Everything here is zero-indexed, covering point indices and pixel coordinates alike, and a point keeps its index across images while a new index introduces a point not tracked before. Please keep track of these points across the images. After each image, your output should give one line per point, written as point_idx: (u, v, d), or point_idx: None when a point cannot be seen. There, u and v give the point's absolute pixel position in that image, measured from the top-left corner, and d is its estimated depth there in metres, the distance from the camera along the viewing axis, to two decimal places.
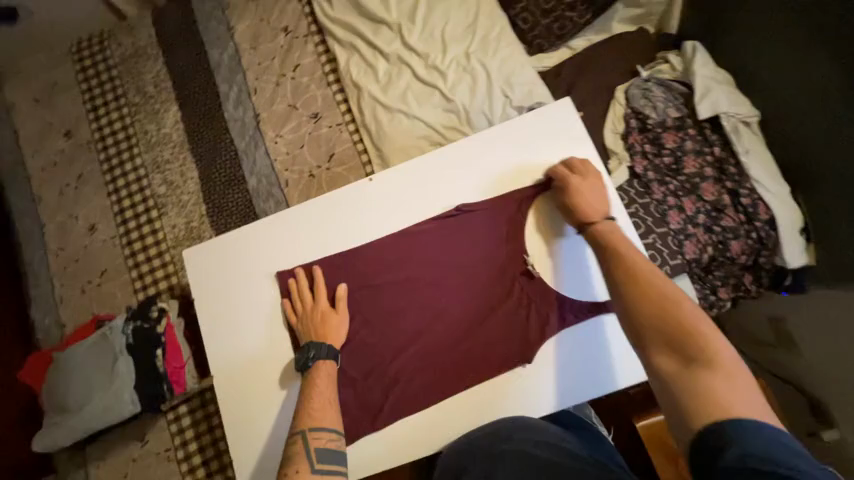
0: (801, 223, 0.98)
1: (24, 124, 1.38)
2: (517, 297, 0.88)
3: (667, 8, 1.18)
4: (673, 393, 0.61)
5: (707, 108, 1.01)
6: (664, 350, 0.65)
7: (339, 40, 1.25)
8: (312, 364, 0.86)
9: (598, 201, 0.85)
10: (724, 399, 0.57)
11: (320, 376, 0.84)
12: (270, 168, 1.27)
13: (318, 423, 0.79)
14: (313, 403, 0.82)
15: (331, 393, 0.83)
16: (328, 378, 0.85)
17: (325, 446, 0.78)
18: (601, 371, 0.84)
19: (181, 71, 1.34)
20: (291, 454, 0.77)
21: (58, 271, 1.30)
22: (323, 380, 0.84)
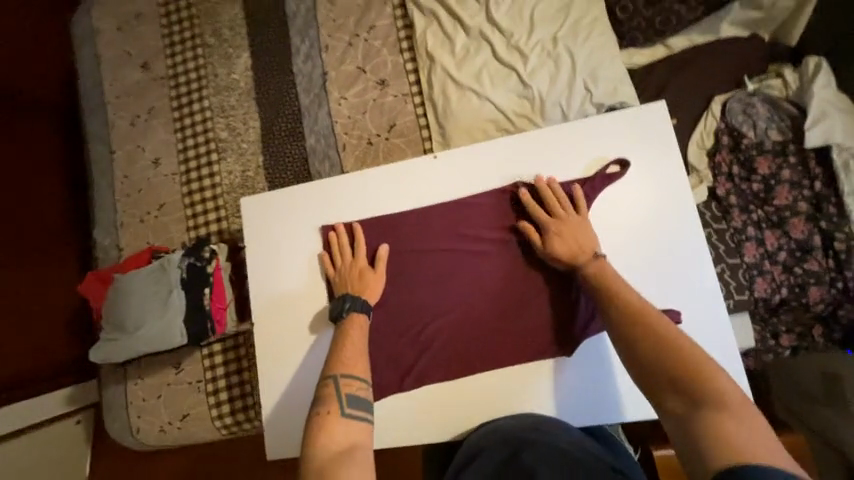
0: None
1: (106, 51, 1.43)
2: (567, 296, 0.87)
3: (791, 14, 1.03)
4: (687, 445, 0.58)
5: (817, 137, 0.89)
6: (670, 391, 0.62)
7: (420, 6, 1.19)
8: (346, 314, 0.86)
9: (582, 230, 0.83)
10: (740, 443, 0.54)
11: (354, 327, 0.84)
12: (330, 129, 1.26)
13: (350, 369, 0.77)
14: (347, 349, 0.80)
15: (363, 343, 0.82)
16: (361, 330, 0.84)
17: (356, 393, 0.74)
18: (604, 403, 0.84)
19: (258, 18, 1.33)
20: (322, 395, 0.74)
21: (121, 197, 1.37)
22: (356, 331, 0.84)
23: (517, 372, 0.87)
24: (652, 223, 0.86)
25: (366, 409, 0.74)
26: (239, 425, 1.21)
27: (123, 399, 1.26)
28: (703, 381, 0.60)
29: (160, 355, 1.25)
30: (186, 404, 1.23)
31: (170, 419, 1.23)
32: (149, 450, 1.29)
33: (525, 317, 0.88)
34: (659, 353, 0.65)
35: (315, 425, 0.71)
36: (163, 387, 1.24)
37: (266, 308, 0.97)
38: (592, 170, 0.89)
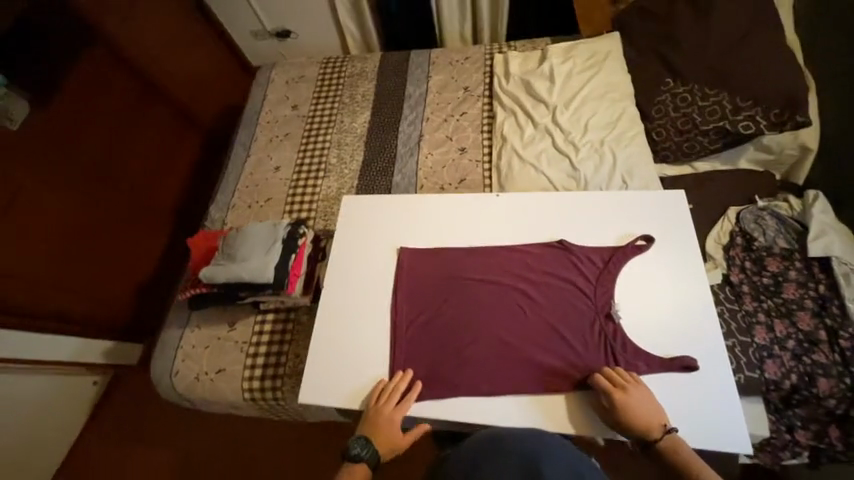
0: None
1: (272, 92, 1.99)
2: (595, 334, 1.01)
3: (799, 160, 1.31)
4: None
5: (819, 248, 1.09)
6: None
7: (504, 105, 1.61)
8: (356, 458, 0.90)
9: (659, 420, 0.87)
10: None
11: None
12: (414, 173, 1.61)
13: None
14: None
15: None
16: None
17: None
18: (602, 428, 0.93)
19: (385, 92, 1.84)
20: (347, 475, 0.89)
21: (241, 187, 1.75)
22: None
23: (541, 400, 0.97)
24: (672, 295, 1.03)
25: None
26: (262, 394, 1.31)
27: (177, 342, 1.43)
28: None
29: (222, 311, 1.44)
30: (225, 360, 1.37)
31: (207, 370, 1.37)
32: (174, 396, 1.40)
33: (554, 348, 1.01)
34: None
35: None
36: (212, 340, 1.40)
37: (341, 281, 1.20)
38: (624, 242, 1.11)
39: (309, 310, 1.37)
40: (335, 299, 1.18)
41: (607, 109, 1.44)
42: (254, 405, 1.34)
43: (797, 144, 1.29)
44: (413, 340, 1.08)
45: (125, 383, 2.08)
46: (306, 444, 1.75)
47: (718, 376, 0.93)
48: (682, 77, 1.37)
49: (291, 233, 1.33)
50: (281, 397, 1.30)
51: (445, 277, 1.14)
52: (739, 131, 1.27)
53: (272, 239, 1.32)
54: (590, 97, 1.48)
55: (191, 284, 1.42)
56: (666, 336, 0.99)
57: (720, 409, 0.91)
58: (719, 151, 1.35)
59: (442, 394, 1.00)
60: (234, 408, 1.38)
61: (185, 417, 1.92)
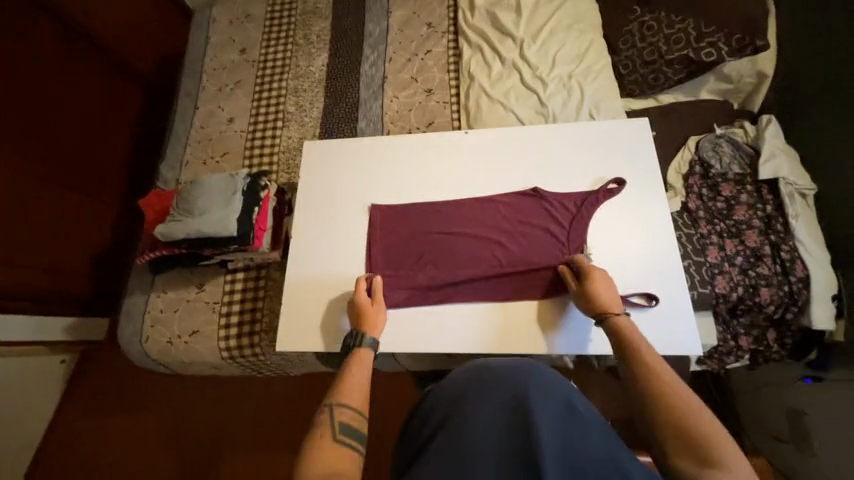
0: (833, 291, 1.08)
1: (215, 35, 1.78)
2: None
3: (754, 88, 1.35)
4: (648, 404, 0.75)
5: (769, 171, 1.16)
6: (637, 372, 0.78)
7: (469, 41, 1.52)
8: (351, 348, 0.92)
9: (615, 302, 0.90)
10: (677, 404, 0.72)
11: (359, 362, 0.88)
12: (380, 118, 1.52)
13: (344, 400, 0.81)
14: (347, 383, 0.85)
15: (362, 378, 0.86)
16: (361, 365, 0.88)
17: (349, 422, 0.79)
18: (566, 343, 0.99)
19: (341, 31, 1.69)
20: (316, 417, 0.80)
21: (193, 142, 1.61)
22: (358, 366, 0.87)
23: (519, 341, 1.00)
24: (642, 234, 1.05)
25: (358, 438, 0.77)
26: (241, 351, 1.29)
27: (143, 307, 1.37)
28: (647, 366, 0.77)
29: (188, 272, 1.37)
30: (198, 322, 1.33)
31: (180, 333, 1.33)
32: (149, 362, 1.37)
33: (529, 294, 1.03)
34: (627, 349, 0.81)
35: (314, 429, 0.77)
36: (182, 303, 1.35)
37: (309, 229, 1.16)
38: (597, 186, 1.11)
39: (281, 264, 1.33)
40: (304, 247, 1.15)
41: (575, 41, 1.39)
42: (234, 363, 1.33)
43: (755, 71, 1.31)
44: (389, 292, 1.06)
45: (95, 358, 2.00)
46: (292, 398, 1.79)
47: (676, 290, 1.00)
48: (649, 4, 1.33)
49: (253, 184, 1.26)
50: (261, 352, 1.29)
51: (421, 234, 1.11)
52: (702, 59, 1.27)
53: (231, 191, 1.23)
54: (558, 28, 1.42)
55: (149, 248, 1.33)
56: (634, 273, 1.02)
57: (678, 319, 0.98)
58: (683, 82, 1.35)
59: (417, 344, 1.01)
60: (215, 368, 1.37)
61: (165, 385, 1.90)
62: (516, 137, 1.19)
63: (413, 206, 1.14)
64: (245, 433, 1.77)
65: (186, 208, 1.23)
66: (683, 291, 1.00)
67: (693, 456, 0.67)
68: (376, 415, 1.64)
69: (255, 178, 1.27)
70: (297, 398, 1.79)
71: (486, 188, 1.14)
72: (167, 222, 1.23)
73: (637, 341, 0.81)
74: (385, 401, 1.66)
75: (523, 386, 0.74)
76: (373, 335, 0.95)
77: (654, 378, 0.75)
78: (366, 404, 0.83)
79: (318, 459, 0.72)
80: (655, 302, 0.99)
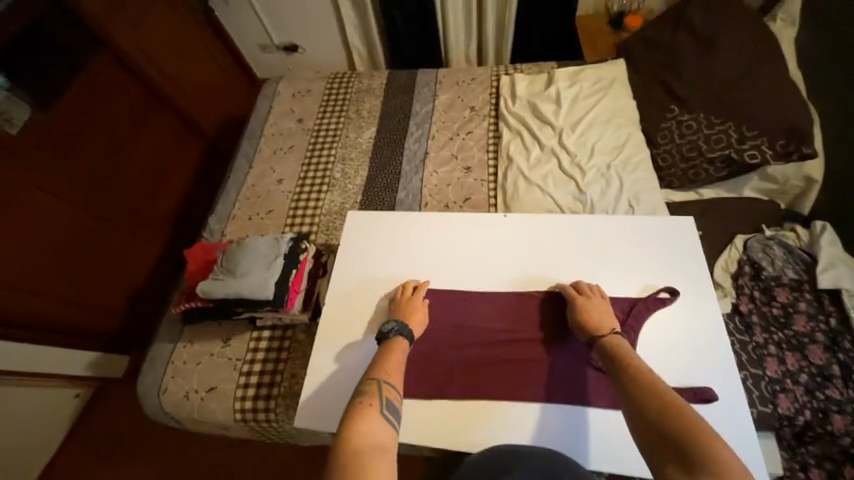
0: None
1: (278, 105, 1.99)
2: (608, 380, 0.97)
3: (803, 191, 1.33)
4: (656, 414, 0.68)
5: (829, 280, 1.09)
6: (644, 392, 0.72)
7: (509, 127, 1.61)
8: (390, 334, 0.93)
9: (612, 323, 0.92)
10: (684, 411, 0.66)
11: (397, 348, 0.90)
12: (419, 189, 1.59)
13: (391, 380, 0.80)
14: (387, 365, 0.85)
15: (402, 362, 0.87)
16: (402, 352, 0.90)
17: (392, 400, 0.77)
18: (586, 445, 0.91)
19: (390, 109, 1.85)
20: (362, 390, 0.77)
21: (244, 198, 1.72)
22: (397, 352, 0.89)
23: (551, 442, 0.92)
24: (691, 339, 0.98)
25: (398, 417, 0.74)
26: (254, 415, 1.24)
27: (167, 357, 1.37)
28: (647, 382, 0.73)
29: (217, 324, 1.39)
30: (217, 378, 1.31)
31: (197, 388, 1.30)
32: (161, 415, 1.34)
33: (563, 392, 0.97)
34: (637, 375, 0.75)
35: (354, 410, 0.73)
36: (205, 357, 1.35)
37: (342, 298, 1.17)
38: (646, 293, 1.05)
39: (308, 327, 1.33)
40: (334, 313, 1.15)
41: (613, 133, 1.45)
42: (246, 426, 1.28)
43: (801, 175, 1.30)
44: (413, 374, 1.03)
45: (109, 396, 1.99)
46: (296, 467, 1.67)
47: (737, 402, 0.90)
48: (687, 106, 1.38)
49: (294, 247, 1.31)
50: (274, 419, 1.24)
51: (455, 314, 1.10)
52: (745, 161, 1.28)
53: (273, 254, 1.29)
54: (596, 120, 1.49)
55: (186, 298, 1.38)
56: (684, 374, 0.94)
57: (738, 440, 0.87)
58: (724, 179, 1.35)
59: (442, 435, 0.95)
60: (225, 429, 1.31)
61: (169, 437, 1.83)
62: (554, 224, 1.20)
63: (447, 285, 1.14)
64: None
65: (232, 266, 1.27)
66: (742, 408, 0.90)
67: (682, 452, 0.62)
68: None
69: (296, 242, 1.33)
70: (301, 468, 1.67)
71: (523, 273, 1.13)
72: (208, 279, 1.28)
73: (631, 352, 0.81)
74: None
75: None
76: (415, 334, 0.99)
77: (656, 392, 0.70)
78: (405, 386, 0.81)
79: (360, 423, 0.70)
80: (714, 397, 0.91)
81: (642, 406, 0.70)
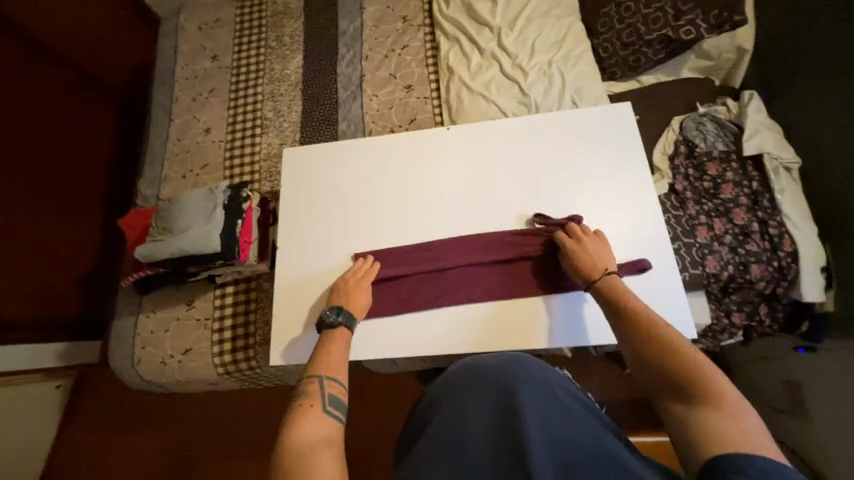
0: (820, 262, 1.10)
1: (184, 43, 1.72)
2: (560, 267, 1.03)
3: (735, 64, 1.34)
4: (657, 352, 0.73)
5: (753, 147, 1.17)
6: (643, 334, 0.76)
7: (446, 34, 1.48)
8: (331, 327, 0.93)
9: (607, 261, 0.93)
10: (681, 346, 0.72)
11: (337, 341, 0.91)
12: (361, 117, 1.48)
13: (332, 374, 0.83)
14: (329, 359, 0.86)
15: (344, 353, 0.89)
16: (342, 344, 0.91)
17: (335, 394, 0.80)
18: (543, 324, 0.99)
19: (314, 31, 1.64)
20: (303, 390, 0.79)
21: (171, 156, 1.56)
22: (338, 346, 0.90)
23: (513, 330, 0.99)
24: (632, 218, 1.04)
25: (341, 410, 0.78)
26: (237, 365, 1.27)
27: (133, 329, 1.34)
28: (647, 324, 0.77)
29: (177, 289, 1.34)
30: (190, 340, 1.30)
31: (173, 353, 1.30)
32: (143, 384, 1.34)
33: (521, 289, 1.02)
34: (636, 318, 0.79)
35: (293, 414, 0.75)
36: (173, 322, 1.32)
37: (296, 237, 1.14)
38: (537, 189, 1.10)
39: (272, 276, 1.31)
40: (288, 255, 1.13)
41: (553, 26, 1.37)
42: (231, 377, 1.31)
43: (734, 46, 1.31)
44: (377, 297, 1.06)
45: (91, 380, 1.97)
46: None
47: (670, 267, 0.99)
48: None
49: (234, 196, 1.24)
50: (257, 366, 1.27)
51: (412, 236, 1.10)
52: (681, 38, 1.26)
53: (211, 205, 1.22)
54: (535, 14, 1.39)
55: (133, 269, 1.30)
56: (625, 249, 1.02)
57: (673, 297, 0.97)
58: (663, 62, 1.34)
59: (412, 343, 1.01)
60: (212, 384, 1.35)
61: (165, 404, 1.87)
62: (499, 130, 1.17)
63: (398, 209, 1.13)
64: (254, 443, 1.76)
65: (172, 225, 1.20)
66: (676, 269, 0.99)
67: (680, 391, 0.68)
68: (382, 415, 1.65)
69: (236, 190, 1.25)
70: None
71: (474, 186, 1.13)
72: (147, 242, 1.21)
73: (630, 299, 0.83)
74: (389, 400, 1.67)
75: (510, 381, 0.73)
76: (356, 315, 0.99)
77: (655, 332, 0.75)
78: (347, 374, 0.85)
79: (302, 425, 0.72)
80: (650, 266, 0.99)
81: (643, 349, 0.75)
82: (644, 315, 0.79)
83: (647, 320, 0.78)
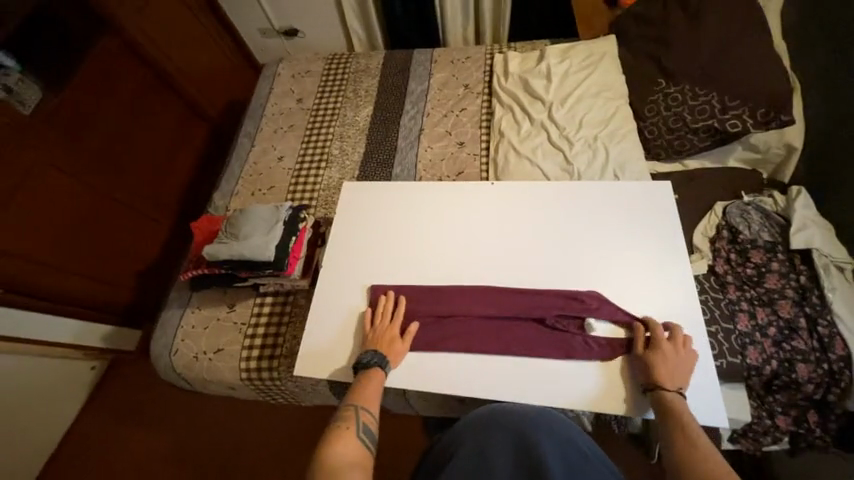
0: None
1: (278, 86, 2.04)
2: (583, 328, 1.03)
3: (785, 158, 1.39)
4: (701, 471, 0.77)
5: (801, 241, 1.15)
6: (688, 450, 0.81)
7: (502, 103, 1.65)
8: (367, 369, 0.99)
9: (680, 381, 0.91)
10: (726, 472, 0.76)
11: (371, 382, 0.97)
12: (414, 164, 1.64)
13: (366, 407, 0.93)
14: (364, 394, 0.95)
15: (377, 393, 0.96)
16: (376, 385, 0.97)
17: (366, 424, 0.90)
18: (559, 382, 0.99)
19: (388, 88, 1.89)
20: (340, 416, 0.91)
21: (246, 175, 1.79)
22: (372, 386, 0.97)
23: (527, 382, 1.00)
24: (663, 289, 1.05)
25: (369, 441, 0.88)
26: (258, 373, 1.33)
27: (177, 322, 1.46)
28: (694, 442, 0.82)
29: (223, 291, 1.47)
30: (223, 340, 1.39)
31: (205, 350, 1.39)
32: (172, 375, 1.43)
33: (543, 344, 1.03)
34: (683, 431, 0.84)
35: (331, 434, 0.87)
36: (212, 321, 1.43)
37: (339, 260, 1.24)
38: (572, 255, 1.14)
39: (308, 293, 1.40)
40: (330, 276, 1.22)
41: (601, 107, 1.48)
42: (251, 385, 1.36)
43: (783, 143, 1.37)
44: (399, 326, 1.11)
45: (122, 367, 2.09)
46: (300, 432, 1.78)
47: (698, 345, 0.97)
48: (673, 79, 1.42)
49: (293, 215, 1.39)
50: (277, 377, 1.33)
51: (445, 275, 1.17)
52: (727, 130, 1.33)
53: (273, 220, 1.36)
54: (585, 95, 1.53)
55: (192, 266, 1.46)
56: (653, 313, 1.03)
57: (698, 376, 0.95)
58: (708, 149, 1.41)
59: (428, 377, 1.03)
60: (231, 389, 1.40)
61: (181, 404, 1.94)
62: (540, 190, 1.25)
63: (436, 249, 1.21)
64: (253, 462, 1.75)
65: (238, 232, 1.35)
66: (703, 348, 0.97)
67: None
68: (386, 458, 1.61)
69: (295, 210, 1.40)
70: (304, 430, 1.78)
71: (510, 238, 1.19)
72: (214, 243, 1.36)
73: (682, 411, 0.87)
74: (394, 443, 1.63)
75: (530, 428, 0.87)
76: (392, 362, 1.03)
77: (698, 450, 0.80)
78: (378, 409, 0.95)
79: (337, 446, 0.84)
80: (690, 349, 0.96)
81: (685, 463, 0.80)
82: (691, 432, 0.83)
83: (694, 439, 0.82)
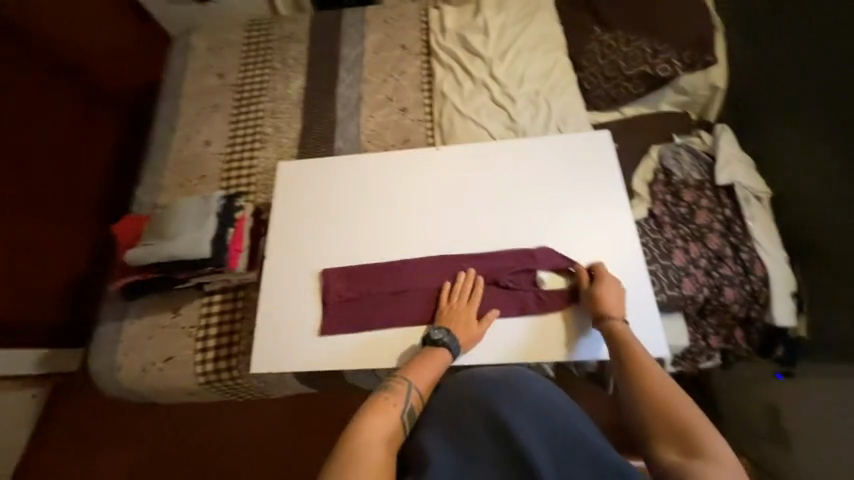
0: (791, 287, 1.15)
1: (193, 61, 1.80)
2: (533, 285, 1.07)
3: (708, 100, 1.44)
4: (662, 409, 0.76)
5: (725, 177, 1.25)
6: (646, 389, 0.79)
7: (442, 63, 1.57)
8: (436, 344, 0.96)
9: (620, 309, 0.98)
10: (687, 410, 0.74)
11: (435, 360, 0.93)
12: (357, 136, 1.55)
13: (415, 380, 0.87)
14: (420, 369, 0.90)
15: (435, 374, 0.91)
16: (436, 364, 0.93)
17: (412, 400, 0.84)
18: (517, 338, 1.04)
19: (319, 55, 1.73)
20: (389, 384, 0.85)
21: (170, 166, 1.60)
22: (431, 364, 0.92)
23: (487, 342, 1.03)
24: (607, 237, 1.10)
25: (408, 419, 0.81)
26: (218, 375, 1.26)
27: (115, 335, 1.33)
28: (653, 381, 0.80)
29: (164, 296, 1.34)
30: (173, 347, 1.29)
31: (154, 360, 1.29)
32: (121, 391, 1.32)
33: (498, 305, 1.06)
34: (642, 371, 0.82)
35: (372, 400, 0.81)
36: (157, 329, 1.32)
37: (286, 248, 1.18)
38: (522, 215, 1.15)
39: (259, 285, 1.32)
40: (278, 265, 1.15)
41: (540, 60, 1.46)
42: (212, 388, 1.29)
43: (708, 84, 1.40)
44: (357, 307, 1.09)
45: (66, 390, 1.92)
46: (277, 423, 1.75)
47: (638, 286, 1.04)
48: (608, 26, 1.41)
49: (228, 206, 1.29)
50: (238, 376, 1.26)
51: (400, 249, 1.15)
52: (658, 75, 1.36)
53: (206, 213, 1.27)
54: (524, 47, 1.48)
55: (123, 273, 1.32)
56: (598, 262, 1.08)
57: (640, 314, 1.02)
58: (643, 95, 1.42)
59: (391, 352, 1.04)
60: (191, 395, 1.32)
61: (142, 417, 1.82)
62: (486, 151, 1.23)
63: (387, 223, 1.17)
64: (232, 461, 1.71)
65: (169, 231, 1.25)
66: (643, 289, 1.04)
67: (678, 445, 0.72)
68: None
69: (229, 200, 1.30)
70: (281, 421, 1.75)
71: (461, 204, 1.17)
72: (141, 247, 1.24)
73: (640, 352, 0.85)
74: None
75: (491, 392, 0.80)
76: (462, 349, 0.99)
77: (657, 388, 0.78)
78: (432, 395, 0.88)
79: (377, 414, 0.78)
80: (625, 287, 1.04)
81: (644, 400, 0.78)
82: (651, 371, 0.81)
83: (653, 378, 0.80)
